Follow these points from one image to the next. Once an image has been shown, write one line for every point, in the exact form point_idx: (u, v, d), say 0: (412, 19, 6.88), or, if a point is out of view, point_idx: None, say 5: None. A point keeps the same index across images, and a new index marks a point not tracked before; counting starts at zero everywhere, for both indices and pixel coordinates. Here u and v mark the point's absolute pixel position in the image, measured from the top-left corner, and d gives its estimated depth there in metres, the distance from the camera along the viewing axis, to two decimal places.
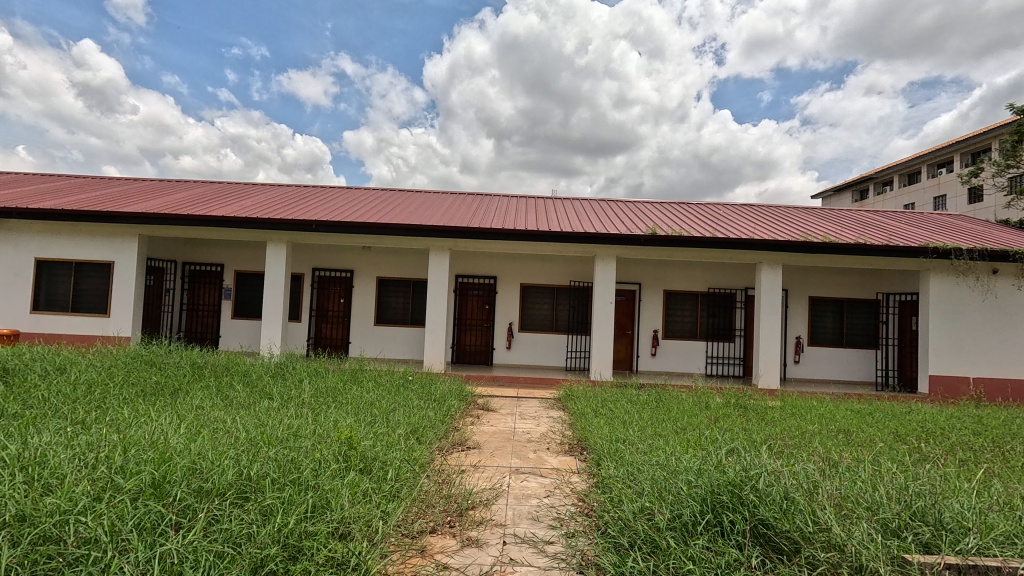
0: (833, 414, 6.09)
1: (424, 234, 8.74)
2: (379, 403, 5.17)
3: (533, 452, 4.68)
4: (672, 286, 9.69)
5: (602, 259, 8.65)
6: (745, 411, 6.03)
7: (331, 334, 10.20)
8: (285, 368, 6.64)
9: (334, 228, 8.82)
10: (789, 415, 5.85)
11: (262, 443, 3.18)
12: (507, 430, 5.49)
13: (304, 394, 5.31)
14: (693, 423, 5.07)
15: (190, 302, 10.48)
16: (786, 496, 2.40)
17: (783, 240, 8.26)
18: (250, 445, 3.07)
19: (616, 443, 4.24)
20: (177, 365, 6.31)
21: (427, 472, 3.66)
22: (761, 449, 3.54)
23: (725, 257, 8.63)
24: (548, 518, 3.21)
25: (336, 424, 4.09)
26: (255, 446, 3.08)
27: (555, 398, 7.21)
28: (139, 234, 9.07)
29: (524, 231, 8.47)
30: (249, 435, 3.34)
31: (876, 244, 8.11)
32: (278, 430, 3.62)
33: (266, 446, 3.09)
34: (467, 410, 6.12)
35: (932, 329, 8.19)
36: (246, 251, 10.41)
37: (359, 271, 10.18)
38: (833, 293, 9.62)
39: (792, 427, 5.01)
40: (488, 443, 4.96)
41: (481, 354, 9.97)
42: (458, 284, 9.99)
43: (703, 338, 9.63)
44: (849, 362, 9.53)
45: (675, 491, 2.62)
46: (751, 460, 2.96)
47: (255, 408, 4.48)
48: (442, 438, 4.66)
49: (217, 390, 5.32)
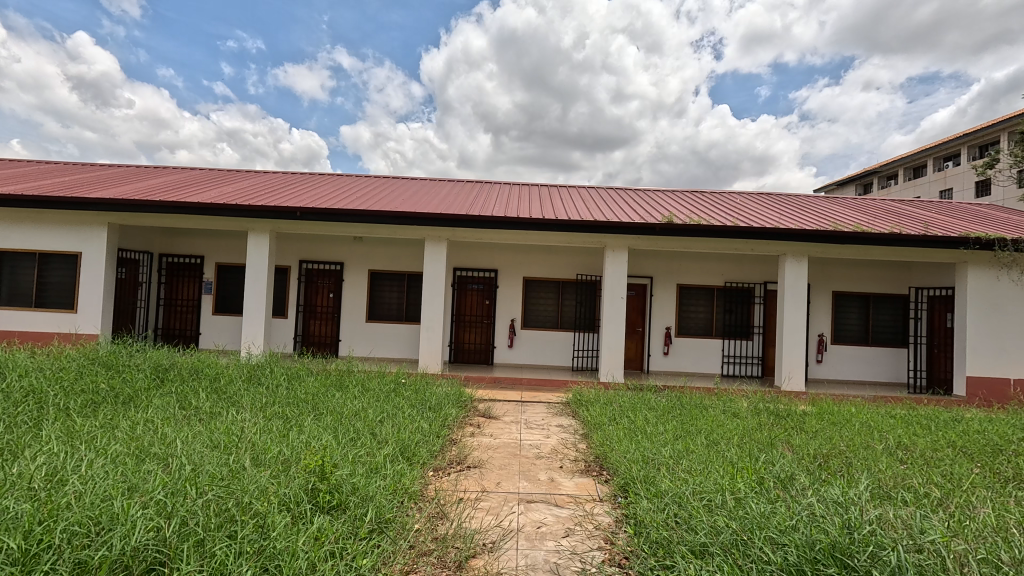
0: (880, 423, 5.43)
1: (419, 223, 8.02)
2: (365, 414, 4.46)
3: (544, 472, 4.02)
4: (686, 280, 9.01)
5: (613, 251, 7.94)
6: (780, 420, 5.37)
7: (319, 332, 9.48)
8: (263, 370, 5.94)
9: (321, 215, 8.09)
10: (830, 426, 5.18)
11: (204, 478, 2.48)
12: (512, 442, 4.79)
13: (279, 403, 4.60)
14: (730, 438, 4.38)
15: (168, 297, 9.76)
16: (913, 567, 1.73)
17: (811, 229, 7.57)
18: (187, 482, 2.38)
19: (646, 466, 3.54)
20: (139, 368, 5.58)
21: (419, 507, 2.99)
22: (830, 482, 2.88)
23: (747, 249, 7.95)
24: (572, 570, 2.53)
25: (311, 444, 3.40)
26: (194, 486, 2.38)
27: (563, 403, 6.52)
28: (109, 223, 8.33)
29: (528, 220, 7.75)
30: (189, 467, 2.63)
31: (911, 234, 7.43)
32: (230, 457, 2.91)
33: (207, 483, 2.39)
34: (466, 419, 5.42)
35: (972, 327, 7.52)
36: (228, 242, 9.68)
37: (349, 264, 9.46)
38: (858, 287, 8.95)
39: (843, 445, 4.32)
40: (492, 459, 4.27)
41: (481, 353, 9.27)
42: (455, 278, 9.29)
43: (718, 336, 8.96)
44: (876, 362, 8.88)
45: (750, 558, 1.94)
46: (840, 505, 2.29)
47: (214, 424, 3.77)
48: (436, 456, 3.98)
49: (177, 399, 4.60)
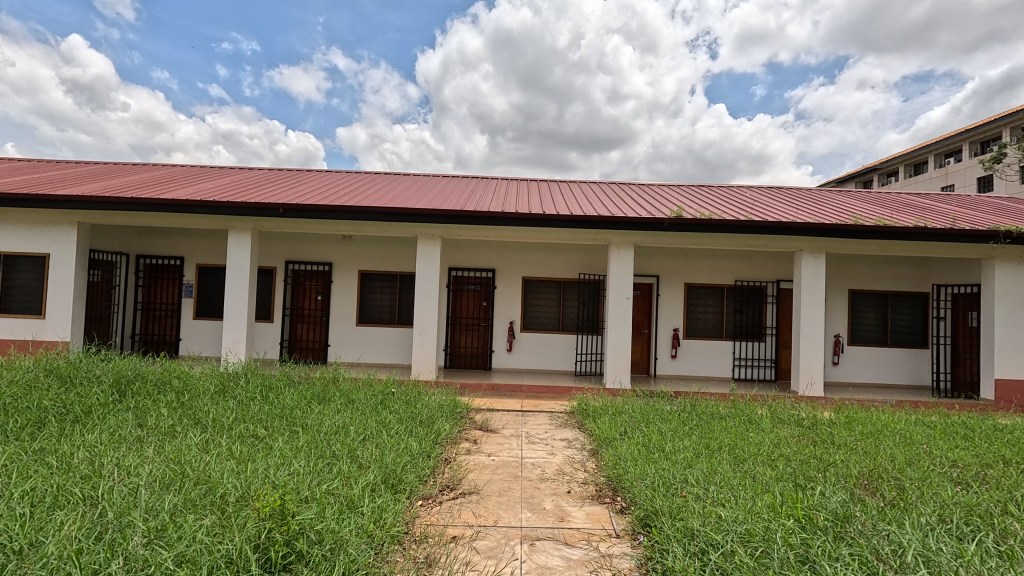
0: (917, 433, 4.94)
1: (410, 219, 7.50)
2: (345, 432, 3.94)
3: (549, 499, 3.52)
4: (695, 279, 8.52)
5: (618, 248, 7.44)
6: (808, 432, 4.87)
7: (307, 337, 8.95)
8: (239, 380, 5.41)
9: (306, 212, 7.57)
10: (865, 439, 4.69)
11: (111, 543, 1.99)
12: (513, 461, 4.28)
13: (250, 421, 4.08)
14: (759, 459, 3.88)
15: (145, 301, 9.22)
16: None
17: (830, 223, 7.08)
18: (91, 555, 1.89)
19: (669, 496, 3.06)
20: (99, 380, 5.05)
21: (403, 554, 2.50)
22: (904, 534, 2.37)
23: (761, 245, 7.46)
24: None
25: (277, 476, 2.90)
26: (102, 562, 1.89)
27: (567, 412, 6.02)
28: (79, 222, 7.78)
29: (526, 215, 7.25)
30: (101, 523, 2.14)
31: (936, 228, 6.95)
32: (165, 499, 2.41)
33: (116, 559, 1.89)
34: (461, 434, 4.89)
35: (1001, 326, 7.04)
36: (210, 242, 9.14)
37: (338, 264, 8.93)
38: (876, 286, 8.48)
39: (887, 464, 3.82)
40: (491, 482, 3.77)
41: (478, 358, 8.75)
42: (451, 278, 8.77)
43: (728, 338, 8.47)
44: (896, 364, 8.39)
45: None
46: None
47: (165, 450, 3.26)
48: (426, 481, 3.48)
49: (135, 418, 4.07)
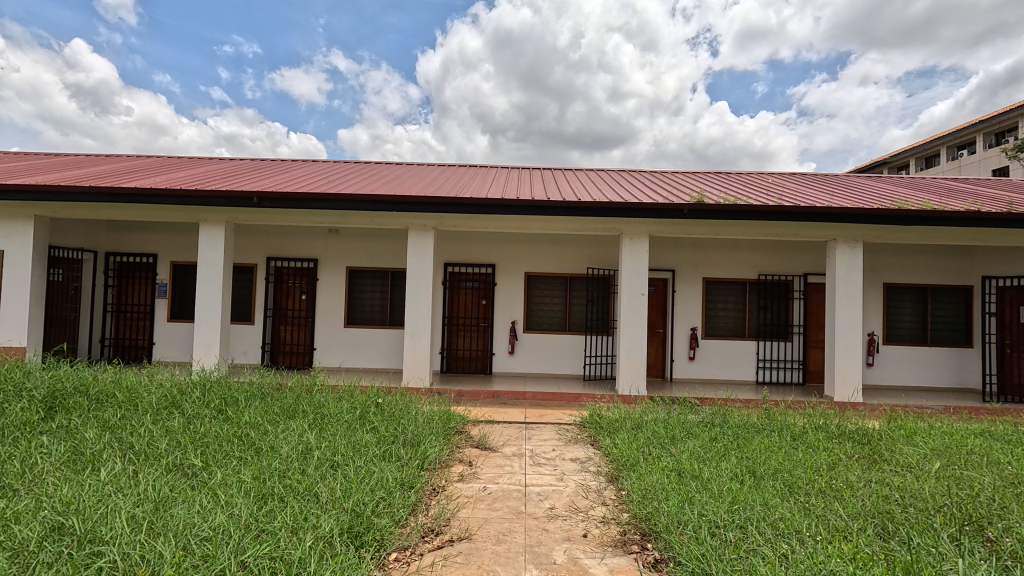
0: (994, 450, 4.16)
1: (399, 209, 6.74)
2: (309, 459, 3.20)
3: (561, 546, 2.75)
4: (714, 273, 7.74)
5: (630, 239, 6.67)
6: (866, 451, 4.08)
7: (291, 340, 8.20)
8: (197, 392, 4.66)
9: (283, 201, 6.82)
10: (935, 457, 3.92)
11: None
12: (516, 489, 3.54)
13: (191, 446, 3.33)
14: (820, 491, 3.10)
15: (116, 302, 8.48)
16: None
17: (869, 207, 6.29)
18: None
19: (719, 551, 2.31)
20: (28, 394, 4.27)
21: None
22: None
23: (791, 235, 6.67)
24: None
25: (194, 536, 2.16)
26: None
27: (577, 424, 5.27)
28: (36, 215, 7.04)
29: (527, 202, 6.48)
30: None
31: (991, 211, 6.15)
32: None
33: None
34: (454, 454, 4.15)
35: None
36: (184, 238, 8.41)
37: (323, 261, 8.19)
38: (913, 279, 7.69)
39: (985, 497, 3.03)
40: (489, 521, 3.02)
41: (476, 361, 8.02)
42: (447, 275, 8.01)
43: (751, 337, 7.70)
44: (937, 365, 7.59)
45: None
46: None
47: (60, 491, 2.53)
48: (405, 525, 2.73)
49: (50, 441, 3.33)
